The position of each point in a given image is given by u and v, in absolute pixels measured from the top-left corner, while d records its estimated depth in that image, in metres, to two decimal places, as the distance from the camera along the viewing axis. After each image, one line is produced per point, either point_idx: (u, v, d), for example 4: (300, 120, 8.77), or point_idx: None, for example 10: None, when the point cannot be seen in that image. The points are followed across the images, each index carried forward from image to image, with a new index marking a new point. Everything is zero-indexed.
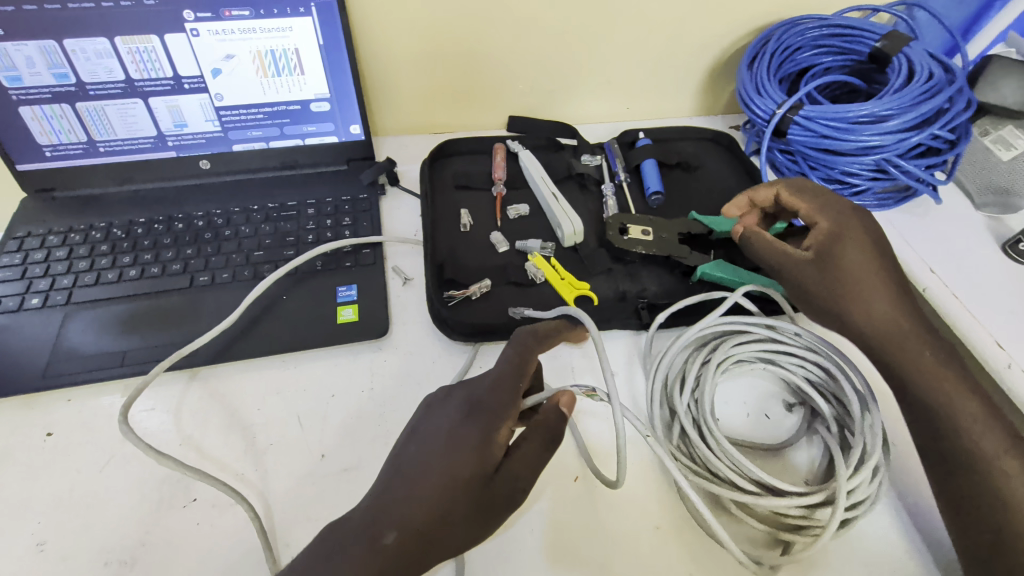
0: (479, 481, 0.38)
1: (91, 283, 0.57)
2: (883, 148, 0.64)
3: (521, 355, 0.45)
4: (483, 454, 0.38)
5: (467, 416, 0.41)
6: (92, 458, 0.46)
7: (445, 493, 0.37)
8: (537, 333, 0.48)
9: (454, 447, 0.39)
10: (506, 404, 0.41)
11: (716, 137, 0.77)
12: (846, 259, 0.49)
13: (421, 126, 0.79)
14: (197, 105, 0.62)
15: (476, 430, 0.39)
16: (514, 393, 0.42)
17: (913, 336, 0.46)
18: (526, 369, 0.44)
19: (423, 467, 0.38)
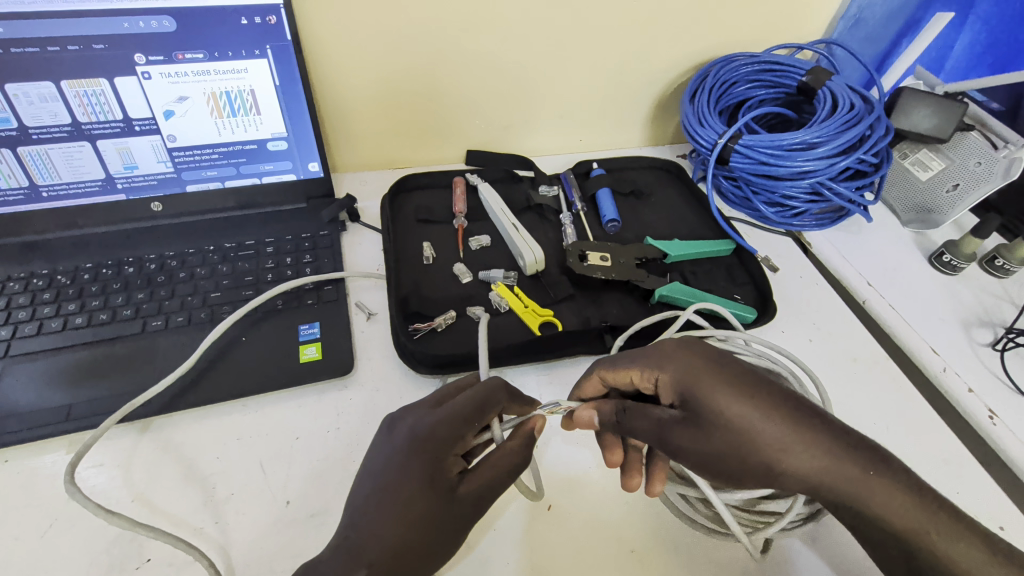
0: (438, 511, 0.38)
1: (33, 333, 0.54)
2: (815, 172, 0.69)
3: (482, 401, 0.42)
4: (434, 489, 0.39)
5: (414, 450, 0.40)
6: (33, 523, 0.43)
7: (403, 527, 0.37)
8: (509, 387, 0.44)
9: (403, 482, 0.39)
10: (457, 438, 0.40)
11: (665, 165, 0.81)
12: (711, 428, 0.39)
13: (381, 162, 0.80)
14: (149, 147, 0.61)
15: (424, 465, 0.39)
16: (469, 429, 0.41)
17: (762, 450, 0.38)
18: (488, 413, 0.42)
19: (376, 506, 0.38)
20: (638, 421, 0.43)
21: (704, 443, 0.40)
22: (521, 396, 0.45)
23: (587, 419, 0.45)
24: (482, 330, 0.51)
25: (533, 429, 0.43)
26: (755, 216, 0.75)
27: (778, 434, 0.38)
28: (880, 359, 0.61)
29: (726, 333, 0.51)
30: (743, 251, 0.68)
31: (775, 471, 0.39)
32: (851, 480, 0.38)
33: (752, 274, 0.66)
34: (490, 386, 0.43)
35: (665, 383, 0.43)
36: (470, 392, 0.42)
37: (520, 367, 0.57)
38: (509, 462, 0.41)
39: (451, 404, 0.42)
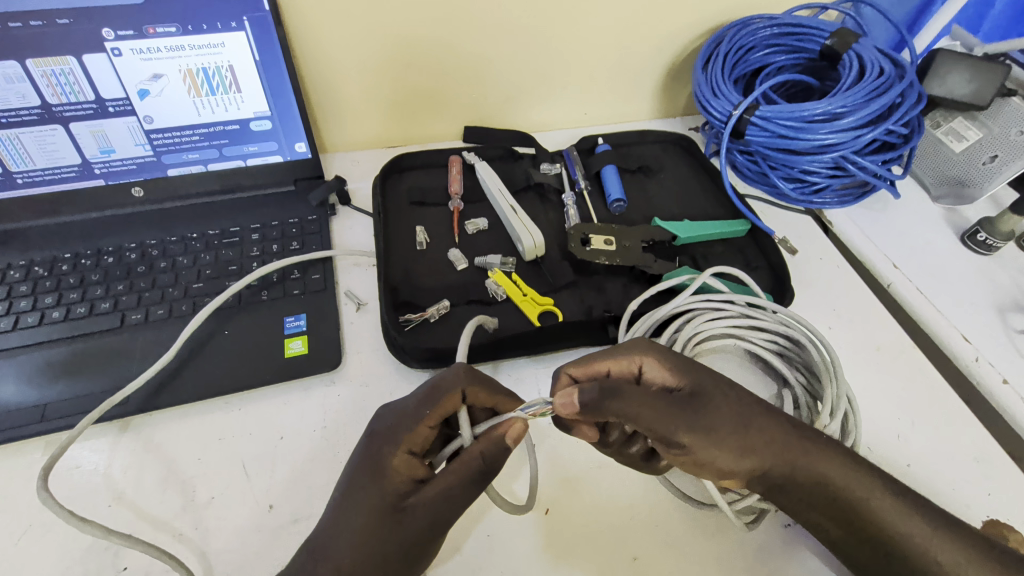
0: (385, 515, 0.37)
1: (8, 328, 0.51)
2: (839, 145, 0.63)
3: (431, 391, 0.40)
4: (380, 486, 0.38)
5: (365, 447, 0.40)
6: (8, 528, 0.41)
7: (352, 530, 0.36)
8: (466, 369, 0.41)
9: (353, 479, 0.38)
10: (406, 431, 0.39)
11: (676, 140, 0.76)
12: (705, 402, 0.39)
13: (374, 141, 0.76)
14: (125, 129, 0.57)
15: (372, 461, 0.39)
16: (418, 422, 0.40)
17: (753, 427, 0.39)
18: (435, 400, 0.40)
19: (333, 507, 0.38)
20: (633, 394, 0.38)
21: (700, 414, 0.38)
22: (486, 380, 0.42)
23: (570, 399, 0.37)
24: (466, 331, 0.47)
25: (501, 434, 0.38)
26: (771, 193, 0.70)
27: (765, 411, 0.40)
28: (906, 349, 0.56)
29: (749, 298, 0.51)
30: (758, 232, 0.64)
31: (760, 442, 0.38)
32: (821, 453, 0.39)
33: (768, 257, 0.62)
34: (441, 373, 0.41)
35: (650, 366, 0.41)
36: (423, 383, 0.41)
37: (518, 360, 0.54)
38: (465, 467, 0.38)
39: (406, 398, 0.41)
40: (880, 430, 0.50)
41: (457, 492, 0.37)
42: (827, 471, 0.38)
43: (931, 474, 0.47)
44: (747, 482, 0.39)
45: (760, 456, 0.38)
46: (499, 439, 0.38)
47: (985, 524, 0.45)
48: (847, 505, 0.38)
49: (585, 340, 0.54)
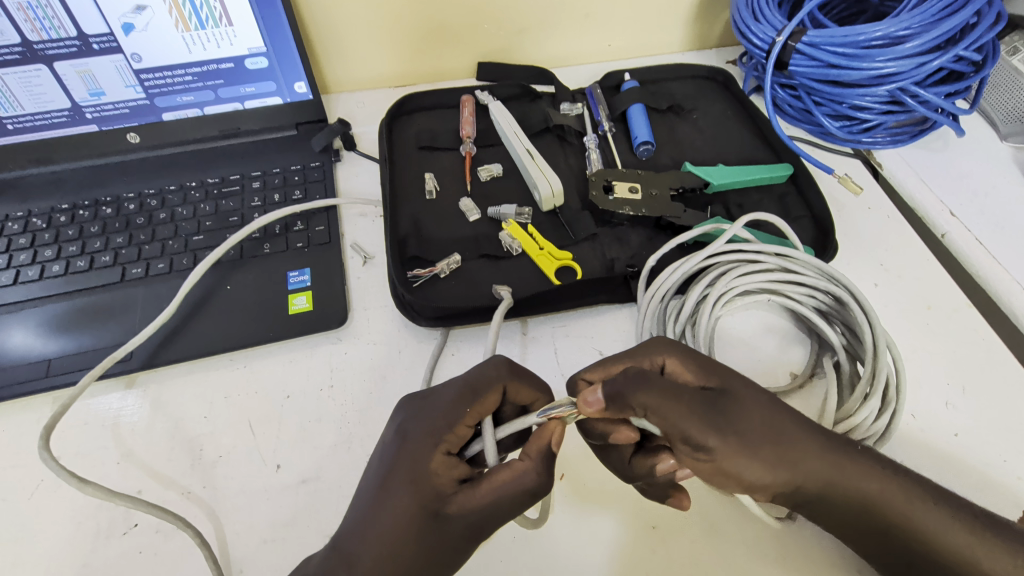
0: (424, 519, 0.34)
1: (10, 283, 0.50)
2: (897, 75, 0.55)
3: (471, 386, 0.37)
4: (419, 491, 0.34)
5: (396, 446, 0.36)
6: (19, 484, 0.41)
7: (385, 536, 0.33)
8: (507, 363, 0.39)
9: (386, 479, 0.35)
10: (445, 429, 0.36)
11: (710, 75, 0.69)
12: (742, 408, 0.35)
13: (381, 80, 0.70)
14: (112, 68, 0.53)
15: (409, 462, 0.35)
16: (457, 419, 0.36)
17: (791, 438, 0.35)
18: (476, 396, 0.37)
19: (362, 512, 0.34)
20: (658, 385, 0.35)
21: (731, 416, 0.34)
22: (527, 375, 0.39)
23: (596, 396, 0.35)
24: (504, 306, 0.46)
25: (548, 441, 0.36)
26: (815, 132, 0.63)
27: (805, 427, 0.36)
28: (960, 308, 0.51)
29: (786, 249, 0.46)
30: (800, 177, 0.57)
31: (796, 455, 0.34)
32: (861, 460, 0.35)
33: (810, 205, 0.56)
34: (480, 366, 0.38)
35: (674, 363, 0.38)
36: (460, 377, 0.38)
37: (533, 318, 0.51)
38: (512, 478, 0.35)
39: (441, 391, 0.38)
40: (926, 396, 0.46)
41: (507, 500, 0.35)
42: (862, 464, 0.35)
43: (980, 444, 0.44)
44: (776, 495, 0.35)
45: (797, 471, 0.34)
46: (545, 448, 0.36)
47: None
48: (876, 494, 0.34)
49: (605, 297, 0.51)
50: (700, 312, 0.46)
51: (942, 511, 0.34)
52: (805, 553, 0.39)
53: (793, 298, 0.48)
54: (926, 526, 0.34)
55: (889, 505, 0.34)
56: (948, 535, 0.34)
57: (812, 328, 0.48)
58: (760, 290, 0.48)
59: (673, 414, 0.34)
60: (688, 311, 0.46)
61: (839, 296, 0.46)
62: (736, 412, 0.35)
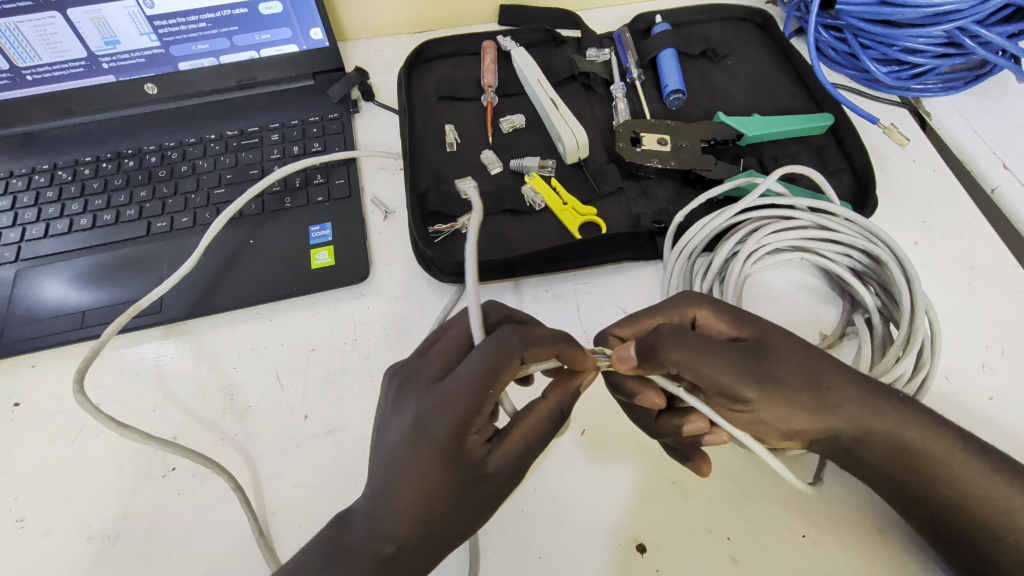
0: (468, 492, 0.32)
1: (41, 236, 0.51)
2: (956, 13, 0.51)
3: (490, 371, 0.31)
4: (454, 479, 0.31)
5: (416, 441, 0.31)
6: (64, 429, 0.43)
7: (429, 513, 0.31)
8: (518, 333, 0.32)
9: (414, 468, 0.31)
10: (470, 419, 0.31)
11: (748, 16, 0.64)
12: (776, 360, 0.34)
13: (398, 26, 0.68)
14: (125, 15, 0.52)
15: (434, 460, 0.31)
16: (482, 407, 0.31)
17: (821, 387, 0.34)
18: (499, 379, 0.31)
19: (395, 510, 0.31)
20: (692, 340, 0.34)
21: (770, 366, 0.34)
22: (545, 338, 0.33)
23: (628, 352, 0.36)
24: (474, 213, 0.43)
25: (579, 386, 0.36)
26: (860, 78, 0.59)
27: (840, 375, 0.35)
28: (1006, 269, 0.49)
29: (823, 205, 0.44)
30: (842, 128, 0.54)
31: (836, 399, 0.34)
32: (895, 417, 0.34)
33: (850, 158, 0.53)
34: (489, 341, 0.32)
35: (706, 316, 0.37)
36: (474, 359, 0.31)
37: (554, 275, 0.50)
38: (544, 420, 0.35)
39: (454, 380, 0.32)
40: (962, 358, 0.45)
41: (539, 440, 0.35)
42: (898, 424, 0.34)
43: (1015, 407, 0.42)
44: (812, 443, 0.35)
45: (832, 418, 0.34)
46: (574, 389, 0.36)
47: None
48: (906, 455, 0.34)
49: (630, 254, 0.49)
50: (730, 268, 0.45)
51: (971, 473, 0.33)
52: (829, 513, 0.39)
53: (828, 257, 0.45)
54: (955, 482, 0.33)
55: (919, 462, 0.34)
56: (978, 493, 0.33)
57: (845, 289, 0.46)
58: (792, 248, 0.47)
59: (708, 369, 0.33)
60: (718, 266, 0.45)
61: (877, 255, 0.44)
62: (770, 363, 0.34)
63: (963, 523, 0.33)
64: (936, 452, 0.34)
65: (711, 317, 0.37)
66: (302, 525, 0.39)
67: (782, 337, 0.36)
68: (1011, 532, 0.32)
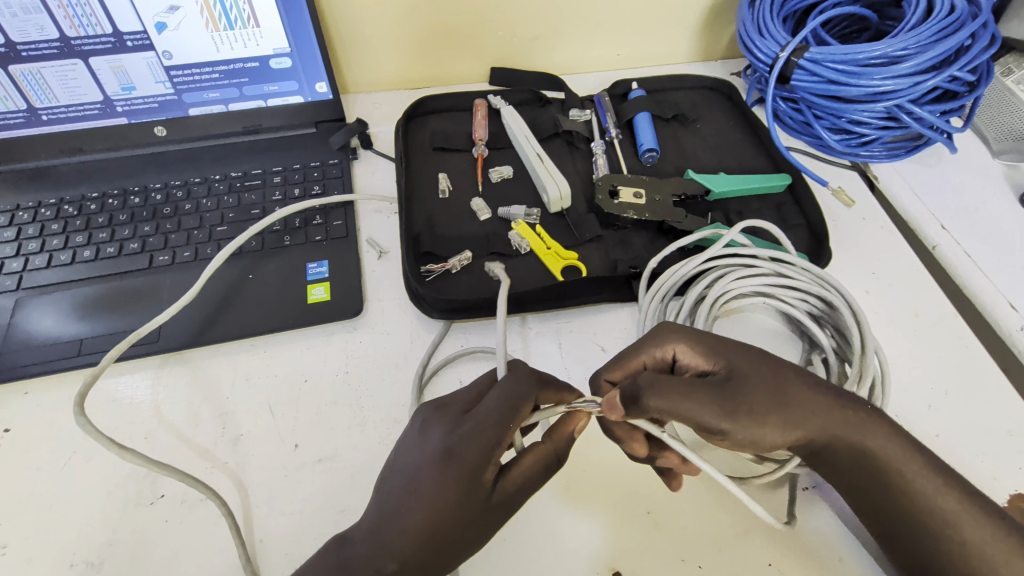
0: (475, 517, 0.35)
1: (43, 266, 0.53)
2: (894, 93, 0.58)
3: (512, 400, 0.37)
4: (467, 501, 0.34)
5: (440, 465, 0.35)
6: (54, 455, 0.44)
7: (436, 533, 0.34)
8: (534, 373, 0.39)
9: (431, 490, 0.34)
10: (492, 447, 0.35)
11: (715, 86, 0.71)
12: (748, 386, 0.38)
13: (397, 82, 0.73)
14: (144, 65, 0.56)
15: (455, 482, 0.34)
16: (503, 437, 0.36)
17: (792, 404, 0.37)
18: (520, 414, 0.37)
19: (404, 528, 0.33)
20: (670, 386, 0.37)
21: (742, 394, 0.37)
22: (555, 383, 0.39)
23: (615, 401, 0.38)
24: (503, 288, 0.47)
25: (573, 431, 0.39)
26: (815, 144, 0.66)
27: (807, 388, 0.38)
28: (947, 317, 0.54)
29: (779, 254, 0.49)
30: (799, 187, 0.60)
31: (805, 413, 0.37)
32: (873, 431, 0.37)
33: (806, 214, 0.58)
34: (514, 379, 0.38)
35: (683, 351, 0.41)
36: (499, 391, 0.37)
37: (539, 314, 0.53)
38: (543, 462, 0.38)
39: (480, 410, 0.37)
40: (911, 399, 0.49)
41: (535, 479, 0.38)
42: (859, 436, 0.37)
43: (960, 445, 0.46)
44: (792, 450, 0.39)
45: (805, 428, 0.37)
46: (569, 434, 0.39)
47: (1013, 498, 0.43)
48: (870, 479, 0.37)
49: (608, 296, 0.53)
50: (700, 311, 0.49)
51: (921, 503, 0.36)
52: (797, 551, 0.41)
53: (788, 302, 0.50)
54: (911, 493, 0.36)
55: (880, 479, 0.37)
56: (928, 504, 0.35)
57: (804, 331, 0.50)
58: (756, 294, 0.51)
59: (687, 409, 0.36)
60: (690, 309, 0.49)
61: (830, 301, 0.48)
62: (744, 390, 0.37)
63: (910, 550, 0.36)
64: (889, 456, 0.37)
65: (690, 349, 0.41)
66: (289, 552, 0.40)
67: (755, 362, 0.39)
68: (956, 553, 0.35)
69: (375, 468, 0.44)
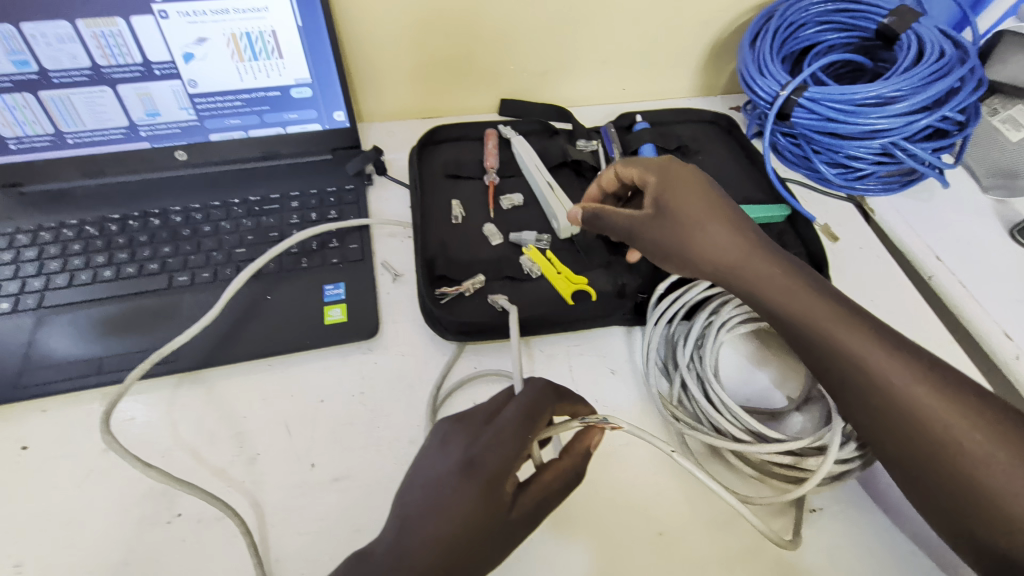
0: (494, 528, 0.35)
1: (64, 285, 0.54)
2: (889, 131, 0.61)
3: (532, 412, 0.38)
4: (487, 511, 0.35)
5: (463, 475, 0.36)
6: (71, 473, 0.44)
7: (455, 545, 0.34)
8: (551, 386, 0.40)
9: (453, 500, 0.35)
10: (512, 457, 0.36)
11: (715, 120, 0.75)
12: (667, 220, 0.46)
13: (410, 111, 0.76)
14: (170, 92, 0.58)
15: (476, 492, 0.35)
16: (523, 448, 0.37)
17: (702, 246, 0.45)
18: (539, 425, 0.38)
19: (425, 539, 0.34)
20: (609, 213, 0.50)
21: (658, 225, 0.46)
22: (570, 396, 0.41)
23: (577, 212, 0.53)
24: (512, 319, 0.49)
25: (589, 445, 0.40)
26: (813, 177, 0.68)
27: (727, 236, 0.44)
28: (944, 344, 0.55)
29: None
30: (797, 217, 0.62)
31: (714, 250, 0.44)
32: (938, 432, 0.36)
33: (805, 242, 0.61)
34: (533, 393, 0.39)
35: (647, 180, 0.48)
36: (518, 403, 0.38)
37: (549, 336, 0.55)
38: (561, 477, 0.39)
39: (500, 421, 0.38)
40: None
41: (552, 493, 0.38)
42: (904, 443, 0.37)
43: None
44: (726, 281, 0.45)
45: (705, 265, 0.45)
46: (586, 448, 0.40)
47: None
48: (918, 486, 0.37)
49: (616, 321, 0.55)
50: (705, 337, 0.50)
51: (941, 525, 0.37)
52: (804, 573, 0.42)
53: None
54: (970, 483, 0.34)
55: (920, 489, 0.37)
56: None
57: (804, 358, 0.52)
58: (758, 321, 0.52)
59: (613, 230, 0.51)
60: (694, 335, 0.50)
61: None
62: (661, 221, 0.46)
63: None
64: None
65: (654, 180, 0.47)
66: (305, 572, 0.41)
67: (690, 209, 0.45)
68: None
69: (391, 488, 0.45)
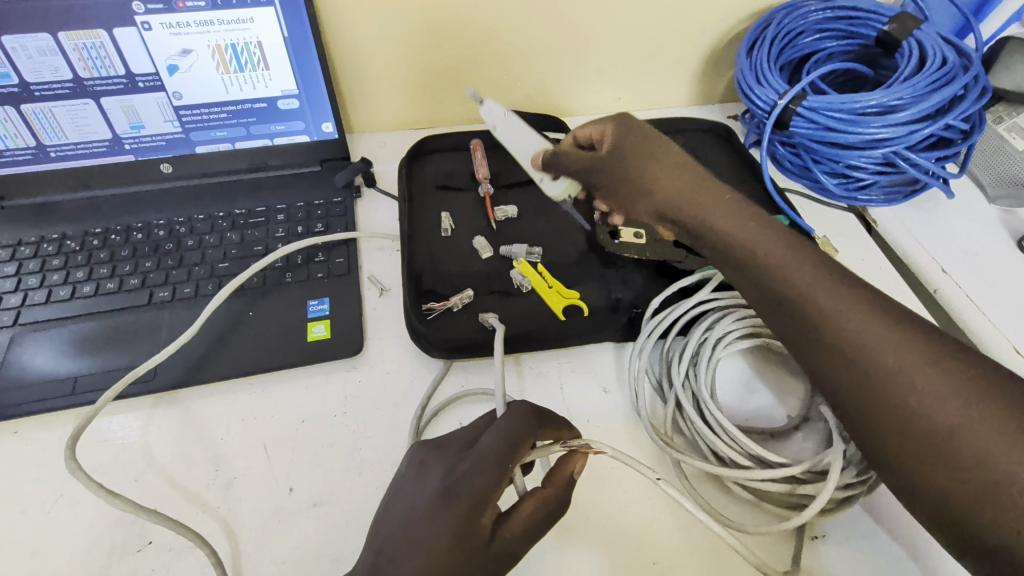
0: (472, 564, 0.33)
1: (42, 301, 0.52)
2: (890, 141, 0.59)
3: (512, 438, 0.36)
4: (462, 545, 0.33)
5: (437, 506, 0.34)
6: (40, 499, 0.43)
7: None
8: (533, 409, 0.38)
9: (427, 533, 0.33)
10: (489, 487, 0.34)
11: (712, 128, 0.73)
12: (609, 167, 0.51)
13: (401, 122, 0.74)
14: (154, 105, 0.57)
15: (452, 523, 0.33)
16: (502, 476, 0.35)
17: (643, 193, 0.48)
18: (520, 451, 0.36)
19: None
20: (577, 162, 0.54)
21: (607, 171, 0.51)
22: (555, 420, 0.39)
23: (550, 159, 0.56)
24: (499, 338, 0.47)
25: (572, 472, 0.38)
26: (813, 187, 0.66)
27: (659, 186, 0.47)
28: None
29: None
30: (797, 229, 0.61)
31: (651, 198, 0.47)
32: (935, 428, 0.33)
33: None
34: (514, 416, 0.37)
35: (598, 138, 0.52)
36: (499, 427, 0.37)
37: (539, 354, 0.53)
38: (544, 506, 0.37)
39: (478, 447, 0.36)
40: None
41: (537, 525, 0.36)
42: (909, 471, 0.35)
43: None
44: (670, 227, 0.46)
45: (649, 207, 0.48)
46: (569, 474, 0.38)
47: None
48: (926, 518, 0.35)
49: (610, 336, 0.53)
50: (699, 353, 0.49)
51: None
52: None
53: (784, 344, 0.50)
54: None
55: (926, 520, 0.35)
56: None
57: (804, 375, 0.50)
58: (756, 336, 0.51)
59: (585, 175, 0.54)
60: (689, 351, 0.48)
61: None
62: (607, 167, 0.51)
63: None
64: None
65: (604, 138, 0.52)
66: None
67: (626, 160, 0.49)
68: None
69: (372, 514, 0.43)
